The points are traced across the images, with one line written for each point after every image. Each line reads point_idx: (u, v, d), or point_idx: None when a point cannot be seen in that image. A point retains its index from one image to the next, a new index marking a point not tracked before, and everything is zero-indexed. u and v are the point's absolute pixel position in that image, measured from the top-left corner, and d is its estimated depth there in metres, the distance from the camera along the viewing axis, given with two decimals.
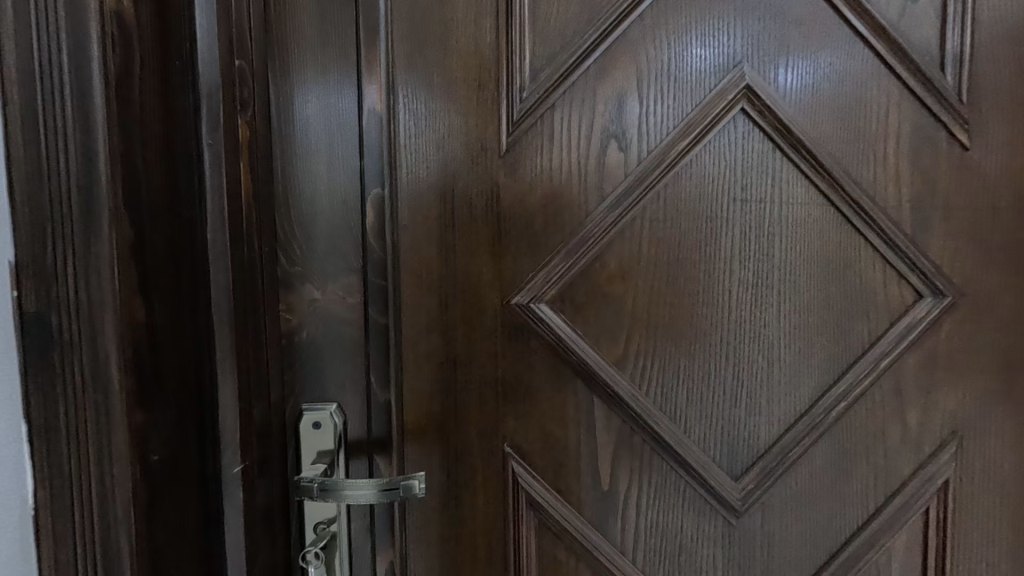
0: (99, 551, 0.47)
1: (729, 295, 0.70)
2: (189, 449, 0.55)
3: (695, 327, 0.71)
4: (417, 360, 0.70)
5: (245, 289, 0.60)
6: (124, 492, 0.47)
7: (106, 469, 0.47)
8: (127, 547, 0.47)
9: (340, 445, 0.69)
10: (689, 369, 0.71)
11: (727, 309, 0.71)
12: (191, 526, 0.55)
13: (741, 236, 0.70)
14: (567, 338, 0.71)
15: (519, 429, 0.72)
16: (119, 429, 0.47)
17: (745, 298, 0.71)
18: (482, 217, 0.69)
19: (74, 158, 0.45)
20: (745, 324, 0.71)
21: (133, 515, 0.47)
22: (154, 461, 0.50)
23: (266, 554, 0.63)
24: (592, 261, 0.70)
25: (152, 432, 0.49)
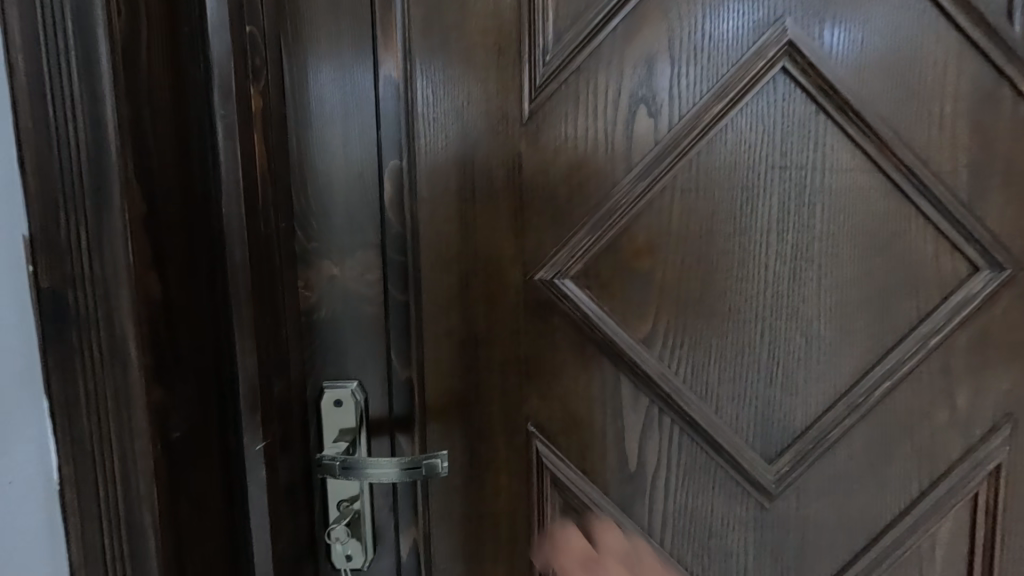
0: (124, 527, 0.47)
1: (766, 270, 0.67)
2: (210, 427, 0.55)
3: (727, 303, 0.67)
4: (439, 338, 0.68)
5: (263, 266, 0.59)
6: (146, 469, 0.47)
7: (128, 445, 0.46)
8: (152, 523, 0.47)
9: (362, 424, 0.68)
10: (721, 348, 0.68)
11: (763, 284, 0.67)
12: (215, 502, 0.55)
13: (779, 206, 0.66)
14: (593, 316, 0.68)
15: (544, 408, 0.70)
16: (138, 406, 0.46)
17: (783, 272, 0.67)
18: (504, 189, 0.67)
19: (83, 128, 0.44)
20: (783, 299, 0.67)
21: (157, 493, 0.47)
22: (175, 439, 0.49)
23: (291, 531, 0.64)
24: (619, 234, 0.67)
25: (172, 409, 0.49)
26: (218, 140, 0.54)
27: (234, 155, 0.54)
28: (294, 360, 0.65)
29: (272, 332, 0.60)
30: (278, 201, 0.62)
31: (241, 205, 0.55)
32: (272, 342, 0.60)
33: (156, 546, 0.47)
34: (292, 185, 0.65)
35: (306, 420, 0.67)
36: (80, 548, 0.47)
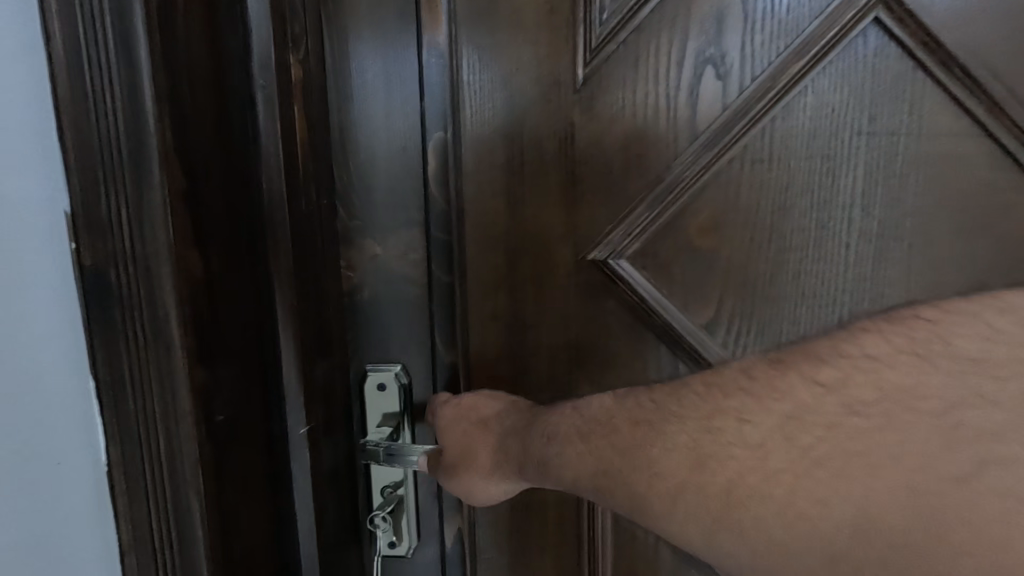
0: (171, 511, 0.46)
1: (847, 249, 0.60)
2: (252, 408, 0.53)
3: (802, 287, 0.61)
4: (484, 321, 0.65)
5: (304, 246, 0.56)
6: (191, 455, 0.45)
7: (174, 429, 0.45)
8: (197, 509, 0.46)
9: (405, 408, 0.66)
10: (793, 335, 0.62)
11: (843, 265, 0.60)
12: (259, 484, 0.54)
13: (866, 177, 0.59)
14: (650, 298, 0.63)
15: (596, 397, 0.66)
16: (182, 389, 0.44)
17: (868, 252, 0.60)
18: (555, 162, 0.62)
19: (121, 98, 0.41)
20: (865, 282, 0.60)
21: (202, 478, 0.45)
22: (218, 421, 0.48)
23: (335, 517, 0.63)
24: (680, 209, 0.61)
25: (215, 390, 0.47)
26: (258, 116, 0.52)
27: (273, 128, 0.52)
28: (337, 343, 0.63)
29: (315, 312, 0.58)
30: (318, 178, 0.59)
31: (282, 181, 0.53)
32: (313, 324, 0.58)
33: (202, 531, 0.46)
34: (333, 161, 0.62)
35: (350, 405, 0.65)
36: (130, 533, 0.46)
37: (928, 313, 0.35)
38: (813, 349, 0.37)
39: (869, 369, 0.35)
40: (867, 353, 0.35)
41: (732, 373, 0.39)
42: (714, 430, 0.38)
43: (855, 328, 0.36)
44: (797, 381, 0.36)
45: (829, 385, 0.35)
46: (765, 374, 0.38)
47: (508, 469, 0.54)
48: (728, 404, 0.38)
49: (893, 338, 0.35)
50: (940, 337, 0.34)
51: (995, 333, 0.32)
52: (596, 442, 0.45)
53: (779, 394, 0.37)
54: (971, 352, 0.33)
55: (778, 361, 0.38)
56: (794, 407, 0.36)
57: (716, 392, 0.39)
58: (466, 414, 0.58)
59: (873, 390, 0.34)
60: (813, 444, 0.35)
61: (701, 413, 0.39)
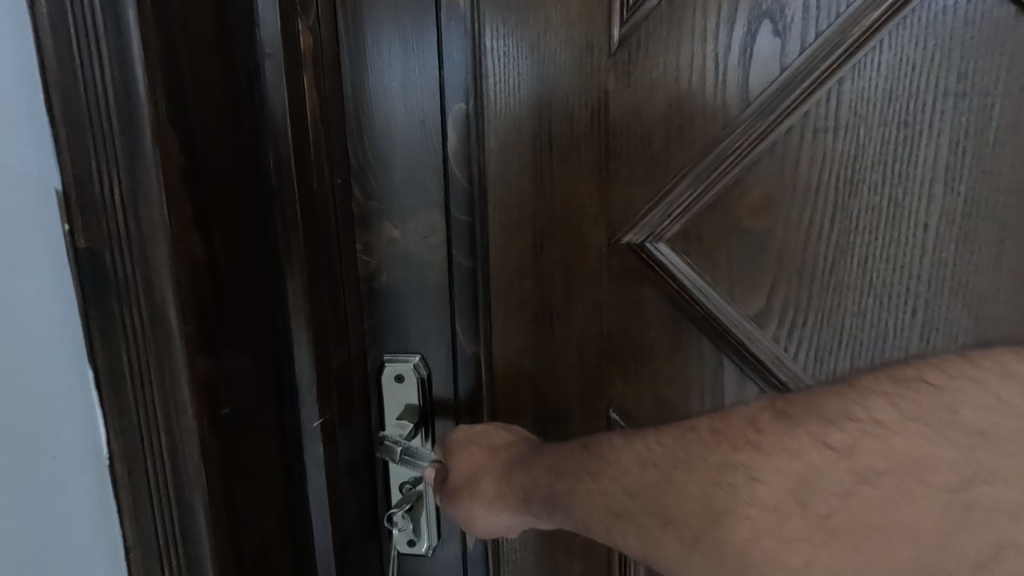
0: (175, 509, 0.43)
1: (925, 231, 0.52)
2: (266, 398, 0.50)
3: (869, 274, 0.54)
4: (509, 310, 0.60)
5: (317, 228, 0.52)
6: (193, 451, 0.42)
7: (174, 423, 0.42)
8: (202, 507, 0.43)
9: (425, 401, 0.62)
10: (857, 330, 0.55)
11: (919, 250, 0.53)
12: (272, 478, 0.51)
13: (950, 147, 0.51)
14: (692, 287, 0.57)
15: (629, 394, 0.60)
16: (182, 380, 0.41)
17: (949, 234, 0.52)
18: (587, 135, 0.57)
19: (109, 64, 0.38)
20: (947, 269, 0.52)
21: (206, 475, 0.43)
22: (225, 414, 0.45)
23: (353, 512, 0.60)
24: (728, 185, 0.55)
25: (219, 382, 0.44)
26: (265, 83, 0.48)
27: (280, 98, 0.48)
28: (355, 332, 0.59)
29: (330, 299, 0.55)
30: (333, 153, 0.55)
31: (291, 156, 0.49)
32: (329, 312, 0.55)
33: (206, 529, 0.43)
34: (349, 136, 0.58)
35: (369, 397, 0.61)
36: (133, 524, 0.44)
37: (933, 376, 0.31)
38: (820, 406, 0.33)
39: (874, 436, 0.31)
40: (873, 418, 0.31)
41: (740, 424, 0.36)
42: (727, 488, 0.35)
43: (861, 386, 0.32)
44: (806, 442, 0.33)
45: (841, 449, 0.32)
46: (774, 429, 0.34)
47: (514, 498, 0.52)
48: (736, 460, 0.35)
49: (899, 402, 0.31)
50: (946, 405, 0.30)
51: (1007, 406, 0.28)
52: (608, 487, 0.42)
53: (790, 455, 0.33)
54: (977, 425, 0.29)
55: (785, 415, 0.34)
56: (805, 470, 0.33)
57: (724, 442, 0.36)
58: (477, 440, 0.56)
59: (886, 459, 0.31)
60: (829, 513, 0.32)
61: (708, 466, 0.36)
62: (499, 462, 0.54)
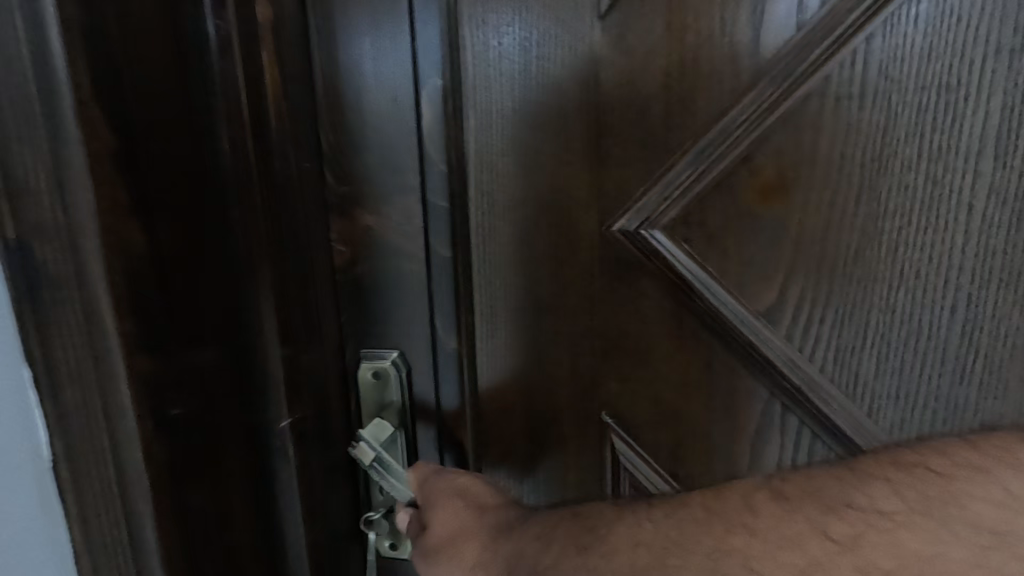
0: (122, 526, 0.39)
1: (968, 214, 0.45)
2: (226, 398, 0.44)
3: (900, 263, 0.47)
4: (495, 304, 0.55)
5: (281, 213, 0.47)
6: (139, 465, 0.38)
7: (118, 434, 0.37)
8: (149, 518, 0.39)
9: (405, 399, 0.57)
10: (884, 327, 0.48)
11: (959, 237, 0.45)
12: (237, 489, 0.45)
13: (1002, 115, 0.43)
14: (693, 279, 0.51)
15: (624, 395, 0.55)
16: (122, 386, 0.37)
17: (996, 216, 0.44)
18: (577, 110, 0.51)
19: (24, 23, 0.32)
20: (995, 259, 0.45)
21: (151, 485, 0.38)
22: (176, 418, 0.40)
23: (334, 522, 0.55)
24: (736, 163, 0.48)
25: (168, 386, 0.39)
26: (212, 53, 0.41)
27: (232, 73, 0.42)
28: (331, 329, 0.54)
29: (298, 284, 0.49)
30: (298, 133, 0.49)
31: (251, 138, 0.43)
32: (300, 306, 0.49)
33: (155, 543, 0.39)
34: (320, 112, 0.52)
35: (347, 397, 0.57)
36: (82, 533, 0.39)
37: (935, 462, 0.31)
38: (817, 490, 0.33)
39: (884, 529, 0.30)
40: (877, 508, 0.31)
41: (734, 503, 0.35)
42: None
43: (860, 469, 0.32)
44: (804, 530, 0.32)
45: (845, 543, 0.31)
46: (768, 514, 0.33)
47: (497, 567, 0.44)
48: (733, 544, 0.33)
49: (904, 490, 0.31)
50: (952, 496, 0.30)
51: (1008, 498, 0.29)
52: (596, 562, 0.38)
53: (788, 545, 0.32)
54: (989, 523, 0.29)
55: (780, 496, 0.33)
56: (807, 563, 0.31)
57: (717, 522, 0.34)
58: (463, 493, 0.48)
59: (892, 557, 0.30)
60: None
61: (703, 550, 0.34)
62: (482, 525, 0.46)
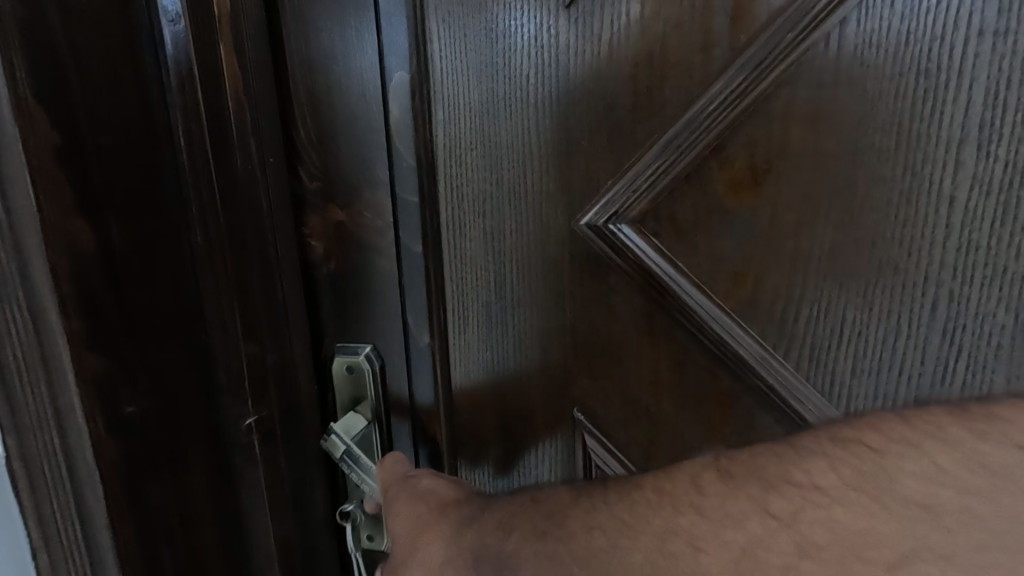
0: (76, 522, 0.39)
1: (947, 207, 0.43)
2: (189, 399, 0.44)
3: (878, 257, 0.45)
4: (466, 299, 0.55)
5: (243, 214, 0.45)
6: (88, 462, 0.38)
7: (69, 430, 0.38)
8: (102, 513, 0.39)
9: (378, 394, 0.56)
10: (859, 323, 0.47)
11: (938, 230, 0.43)
12: (201, 487, 0.46)
13: (981, 102, 0.41)
14: (662, 274, 0.50)
15: (593, 392, 0.54)
16: (68, 384, 0.37)
17: (976, 206, 0.42)
18: (544, 102, 0.50)
19: None
20: (976, 253, 0.43)
21: (101, 480, 0.39)
22: (131, 416, 0.40)
23: (310, 522, 0.55)
24: (705, 154, 0.47)
25: (120, 383, 0.40)
26: (166, 49, 0.40)
27: (186, 68, 0.40)
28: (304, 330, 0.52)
29: (264, 287, 0.47)
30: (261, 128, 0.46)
31: (207, 134, 0.42)
32: (268, 307, 0.48)
33: (109, 537, 0.40)
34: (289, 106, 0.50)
35: (321, 393, 0.56)
36: (39, 530, 0.39)
37: (872, 438, 0.26)
38: (761, 467, 0.29)
39: (818, 505, 0.27)
40: (814, 483, 0.27)
41: (681, 482, 0.31)
42: (669, 557, 0.30)
43: (801, 444, 0.28)
44: (749, 509, 0.28)
45: (784, 518, 0.27)
46: (716, 492, 0.29)
47: (462, 562, 0.40)
48: (677, 525, 0.30)
49: (840, 465, 0.27)
50: (885, 471, 0.26)
51: (945, 476, 0.25)
52: (551, 546, 0.35)
53: (730, 521, 0.28)
54: (919, 495, 0.25)
55: (727, 475, 0.30)
56: (747, 541, 0.28)
57: (667, 502, 0.31)
58: (424, 497, 0.46)
59: (827, 531, 0.26)
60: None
61: (652, 531, 0.31)
62: (446, 522, 0.43)
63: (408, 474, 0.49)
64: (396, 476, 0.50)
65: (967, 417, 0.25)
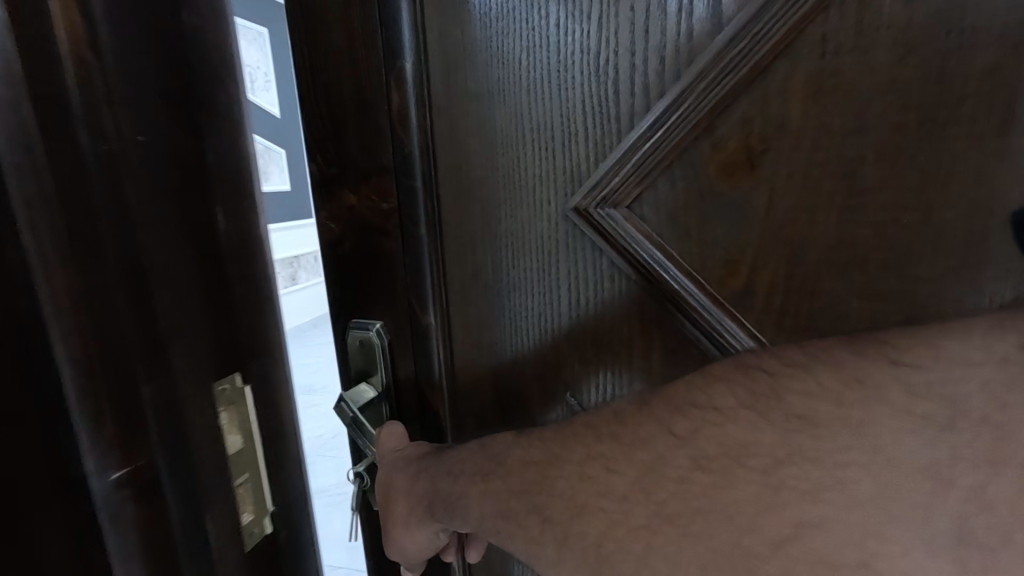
0: None
1: (962, 185, 0.40)
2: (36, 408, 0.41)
3: (883, 235, 0.42)
4: (465, 281, 0.56)
5: (97, 214, 0.39)
6: None
7: None
8: None
9: (387, 369, 0.59)
10: (866, 301, 0.44)
11: (951, 207, 0.40)
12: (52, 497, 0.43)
13: (1003, 70, 0.37)
14: (649, 259, 0.48)
15: (585, 374, 0.54)
16: None
17: (991, 181, 0.39)
18: (535, 88, 0.49)
19: None
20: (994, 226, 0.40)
21: None
22: None
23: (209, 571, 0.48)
24: (698, 136, 0.45)
25: None
26: None
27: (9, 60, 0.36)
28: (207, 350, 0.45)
29: (129, 296, 0.41)
30: (115, 126, 0.39)
31: (36, 117, 0.37)
32: (143, 338, 0.42)
33: None
34: (188, 100, 0.43)
35: (271, 401, 0.51)
36: None
37: (771, 364, 0.27)
38: (672, 395, 0.30)
39: (714, 423, 0.27)
40: (712, 405, 0.28)
41: (606, 415, 0.32)
42: (587, 482, 0.31)
43: (709, 372, 0.29)
44: (655, 431, 0.29)
45: (684, 437, 0.28)
46: (634, 419, 0.31)
47: (422, 506, 0.44)
48: (597, 451, 0.31)
49: (736, 388, 0.27)
50: (775, 391, 0.26)
51: (823, 391, 0.25)
52: (493, 483, 0.37)
53: (639, 443, 0.30)
54: (798, 410, 0.25)
55: (646, 405, 0.31)
56: (651, 460, 0.29)
57: (591, 434, 0.32)
58: (402, 457, 0.48)
59: (717, 445, 0.27)
60: (664, 500, 0.28)
61: (574, 460, 0.32)
62: (409, 478, 0.46)
63: (395, 448, 0.49)
64: (386, 448, 0.50)
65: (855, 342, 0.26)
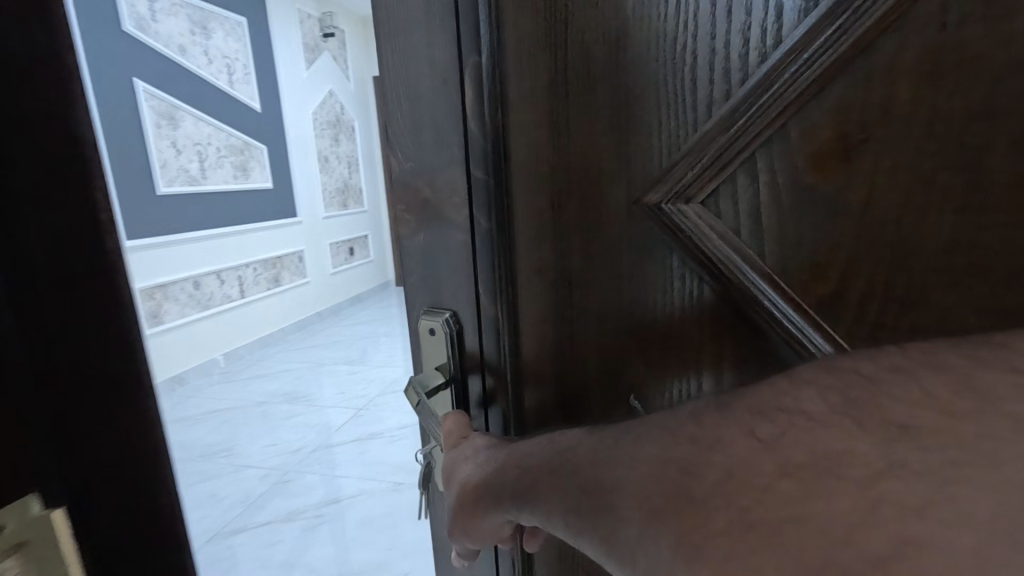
0: None
1: None
2: None
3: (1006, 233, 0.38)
4: (529, 276, 0.54)
5: None
6: None
7: None
8: None
9: (456, 357, 0.58)
10: (982, 305, 0.39)
11: None
12: None
13: None
14: (724, 257, 0.46)
15: (650, 375, 0.53)
16: None
17: None
18: (608, 78, 0.48)
19: None
20: None
21: None
22: None
23: None
24: (784, 125, 0.42)
25: None
26: None
27: None
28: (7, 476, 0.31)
29: None
30: None
31: None
32: None
33: None
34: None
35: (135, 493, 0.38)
36: None
37: (867, 369, 0.25)
38: (756, 398, 0.27)
39: (803, 428, 0.24)
40: (800, 408, 0.25)
41: (682, 417, 0.30)
42: (663, 482, 0.28)
43: (797, 377, 0.27)
44: (736, 434, 0.26)
45: (767, 442, 0.25)
46: (712, 421, 0.28)
47: (480, 498, 0.44)
48: (671, 454, 0.28)
49: (828, 393, 0.25)
50: (875, 397, 0.24)
51: (931, 399, 0.23)
52: (562, 478, 0.35)
53: (715, 448, 0.27)
54: (901, 418, 0.23)
55: (724, 407, 0.29)
56: (732, 465, 0.25)
57: (666, 435, 0.29)
58: (465, 446, 0.50)
59: (809, 450, 0.24)
60: (748, 507, 0.24)
61: (646, 459, 0.29)
62: (471, 465, 0.47)
63: (458, 435, 0.52)
64: (450, 436, 0.52)
65: (968, 347, 0.24)
